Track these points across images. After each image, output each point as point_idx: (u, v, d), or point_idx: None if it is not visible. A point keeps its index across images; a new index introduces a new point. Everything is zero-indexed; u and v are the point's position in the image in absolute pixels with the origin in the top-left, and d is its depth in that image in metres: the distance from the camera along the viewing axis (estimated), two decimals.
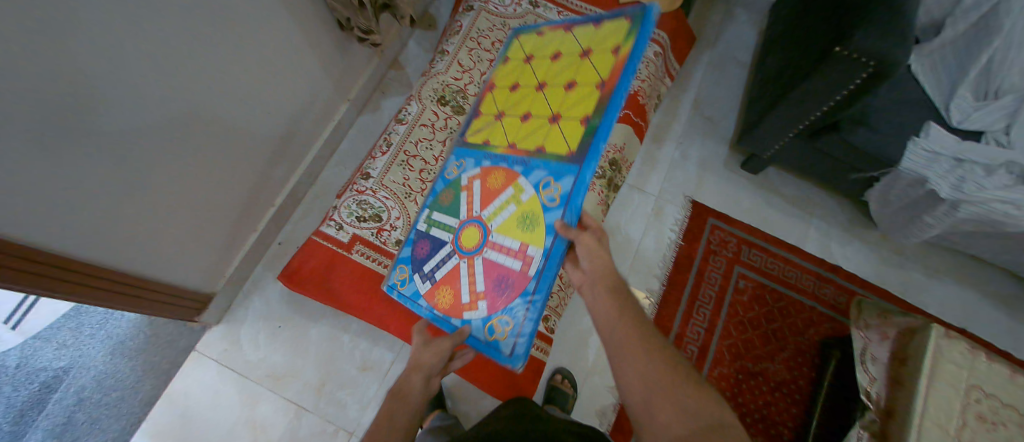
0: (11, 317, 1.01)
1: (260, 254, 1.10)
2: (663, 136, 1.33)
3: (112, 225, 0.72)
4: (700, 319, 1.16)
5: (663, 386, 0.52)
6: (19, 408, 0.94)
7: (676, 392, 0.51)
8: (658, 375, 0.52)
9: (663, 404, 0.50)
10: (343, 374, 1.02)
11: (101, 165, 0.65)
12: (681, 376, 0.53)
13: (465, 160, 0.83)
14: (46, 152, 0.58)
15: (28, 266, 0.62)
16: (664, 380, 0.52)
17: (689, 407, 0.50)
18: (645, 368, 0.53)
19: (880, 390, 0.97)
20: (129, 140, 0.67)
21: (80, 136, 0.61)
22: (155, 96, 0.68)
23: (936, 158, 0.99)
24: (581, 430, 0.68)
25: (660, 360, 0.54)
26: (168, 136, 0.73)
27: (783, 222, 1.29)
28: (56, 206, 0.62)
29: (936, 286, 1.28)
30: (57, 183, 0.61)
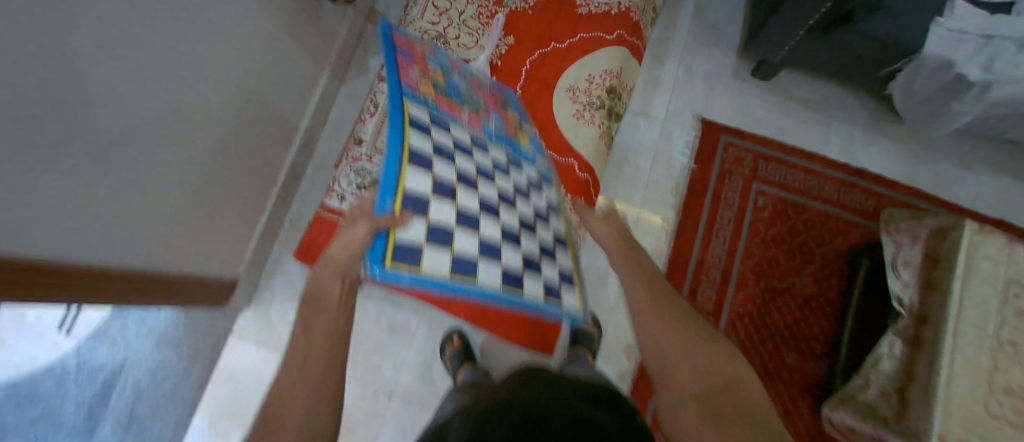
0: (63, 323, 1.04)
1: (274, 233, 1.12)
2: (664, 55, 1.24)
3: (129, 237, 0.72)
4: (721, 242, 1.14)
5: (679, 342, 0.48)
6: (88, 404, 1.02)
7: (688, 348, 0.48)
8: (673, 332, 0.49)
9: (680, 362, 0.47)
10: (374, 339, 1.06)
11: (107, 181, 0.64)
12: (698, 336, 0.49)
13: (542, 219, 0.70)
14: (56, 179, 0.57)
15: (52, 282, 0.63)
16: (679, 339, 0.49)
17: (705, 364, 0.46)
18: (661, 331, 0.50)
19: (912, 296, 0.95)
20: (128, 152, 0.65)
21: (83, 158, 0.59)
22: (146, 106, 0.65)
23: (962, 39, 0.89)
24: (592, 392, 0.66)
25: (678, 321, 0.51)
26: (164, 140, 0.71)
27: (801, 130, 1.21)
28: (73, 227, 0.62)
29: (970, 176, 1.21)
30: (69, 204, 0.60)
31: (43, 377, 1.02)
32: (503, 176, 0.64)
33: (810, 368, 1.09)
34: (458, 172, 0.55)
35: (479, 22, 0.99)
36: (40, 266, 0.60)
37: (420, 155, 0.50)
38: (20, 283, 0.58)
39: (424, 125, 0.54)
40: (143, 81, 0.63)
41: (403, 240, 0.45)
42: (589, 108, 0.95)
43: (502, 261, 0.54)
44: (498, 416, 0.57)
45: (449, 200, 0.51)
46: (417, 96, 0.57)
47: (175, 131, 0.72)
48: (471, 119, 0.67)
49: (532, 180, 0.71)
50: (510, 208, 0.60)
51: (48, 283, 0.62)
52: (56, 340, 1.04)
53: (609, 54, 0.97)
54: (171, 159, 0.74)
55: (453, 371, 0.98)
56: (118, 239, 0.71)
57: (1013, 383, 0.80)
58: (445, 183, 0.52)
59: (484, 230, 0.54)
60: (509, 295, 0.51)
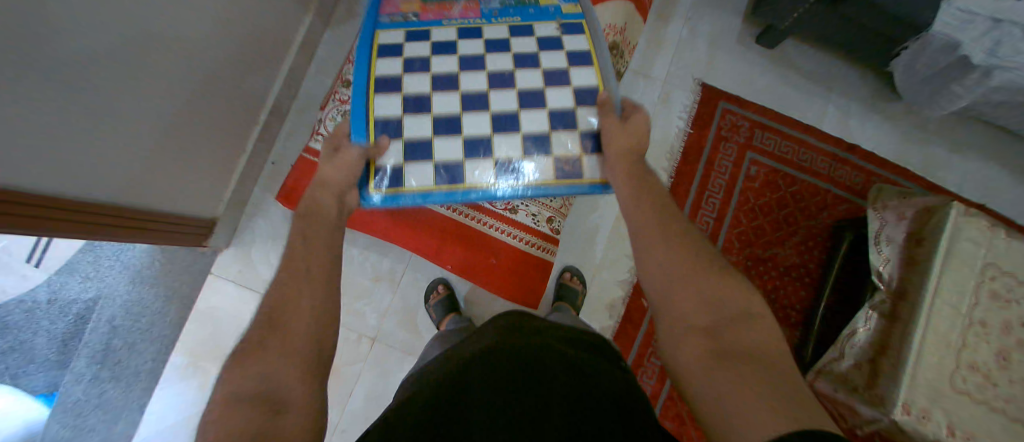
0: (32, 255, 1.02)
1: (256, 174, 1.09)
2: (669, 14, 1.21)
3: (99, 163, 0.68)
4: (710, 210, 1.14)
5: (687, 276, 0.50)
6: (61, 338, 1.00)
7: (693, 279, 0.50)
8: (681, 267, 0.51)
9: (686, 295, 0.49)
10: (358, 285, 1.04)
11: (78, 99, 0.60)
12: (703, 266, 0.51)
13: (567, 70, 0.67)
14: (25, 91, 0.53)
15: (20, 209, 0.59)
16: (686, 274, 0.51)
17: (712, 297, 0.49)
18: (665, 261, 0.52)
19: (892, 271, 0.96)
20: (99, 70, 0.62)
21: (52, 70, 0.55)
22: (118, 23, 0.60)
23: (971, 21, 0.88)
24: (576, 335, 0.67)
25: (685, 255, 0.52)
26: (140, 63, 0.67)
27: (799, 101, 1.20)
28: (42, 145, 0.59)
29: (960, 162, 1.22)
30: (37, 120, 0.57)
31: (14, 309, 1.00)
32: (500, 55, 0.67)
33: (785, 334, 1.11)
34: (432, 79, 0.64)
35: None
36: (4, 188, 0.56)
37: (390, 80, 0.63)
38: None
39: (396, 47, 0.66)
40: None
41: (387, 166, 0.60)
42: None
43: (494, 155, 0.61)
44: (478, 362, 0.56)
45: (424, 113, 0.62)
46: (396, 19, 0.69)
47: (156, 56, 0.69)
48: (466, 10, 0.71)
49: (544, 40, 0.68)
50: (503, 89, 0.64)
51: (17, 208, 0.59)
52: (27, 272, 1.02)
53: (613, 9, 0.93)
54: (150, 85, 0.70)
55: (437, 319, 0.98)
56: (93, 163, 0.68)
57: (977, 360, 0.84)
58: (419, 97, 0.63)
59: (468, 131, 0.62)
60: (503, 192, 0.61)
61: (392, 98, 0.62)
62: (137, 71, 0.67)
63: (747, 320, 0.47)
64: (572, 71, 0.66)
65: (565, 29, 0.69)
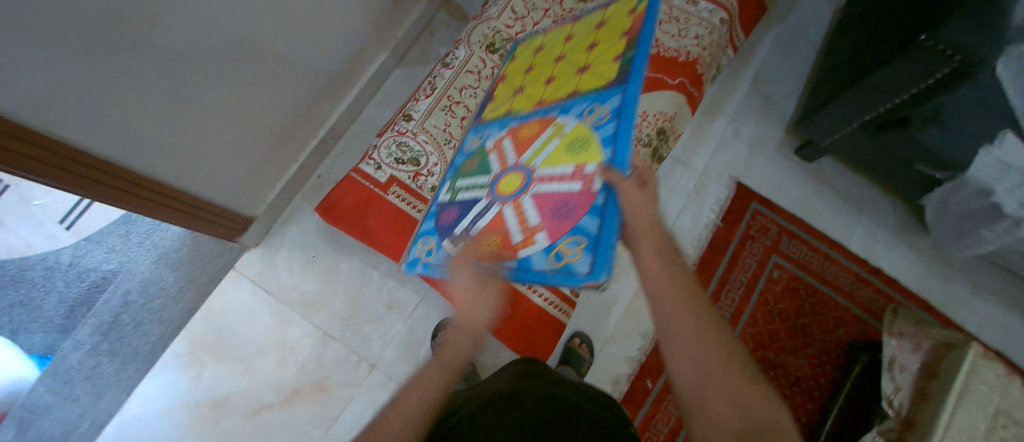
0: (67, 217, 1.06)
1: (301, 184, 1.14)
2: (715, 111, 1.28)
3: (157, 144, 0.72)
4: (728, 304, 1.14)
5: (718, 374, 0.43)
6: (71, 303, 1.02)
7: (725, 375, 0.43)
8: (714, 362, 0.43)
9: (717, 396, 0.42)
10: (370, 309, 1.06)
11: (150, 82, 0.64)
12: (736, 362, 0.44)
13: (488, 132, 0.77)
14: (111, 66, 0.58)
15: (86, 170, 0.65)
16: (717, 372, 0.43)
17: (744, 399, 0.41)
18: (693, 348, 0.45)
19: (903, 400, 0.94)
20: (182, 60, 0.67)
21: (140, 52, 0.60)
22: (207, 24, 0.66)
23: (1007, 172, 0.90)
24: (594, 395, 0.66)
25: (716, 348, 0.45)
26: (217, 61, 0.72)
27: (827, 215, 1.23)
28: (112, 120, 0.63)
29: (980, 305, 1.21)
30: (114, 95, 0.61)
31: (34, 265, 1.02)
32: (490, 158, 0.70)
33: None
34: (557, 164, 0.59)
35: None
36: (74, 148, 0.61)
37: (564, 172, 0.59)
38: (54, 162, 0.60)
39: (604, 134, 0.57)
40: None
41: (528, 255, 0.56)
42: (636, 143, 0.96)
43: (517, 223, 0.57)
44: (510, 401, 0.56)
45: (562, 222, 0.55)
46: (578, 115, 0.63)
47: (233, 59, 0.75)
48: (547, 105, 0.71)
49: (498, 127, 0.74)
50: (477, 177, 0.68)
51: (82, 168, 0.64)
52: (57, 232, 1.05)
53: (665, 98, 1.00)
54: (224, 77, 0.75)
55: (440, 359, 0.98)
56: (158, 143, 0.72)
57: None
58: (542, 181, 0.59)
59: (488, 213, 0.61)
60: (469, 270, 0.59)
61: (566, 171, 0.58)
62: (214, 64, 0.72)
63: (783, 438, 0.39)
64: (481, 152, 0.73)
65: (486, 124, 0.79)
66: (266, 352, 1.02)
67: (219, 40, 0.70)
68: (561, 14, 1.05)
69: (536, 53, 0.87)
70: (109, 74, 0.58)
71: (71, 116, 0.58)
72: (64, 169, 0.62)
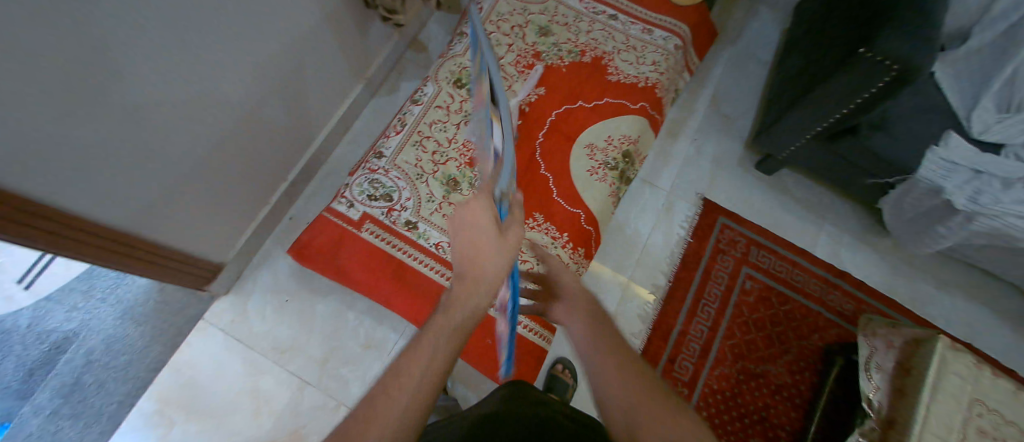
0: (25, 277, 1.03)
1: (272, 227, 1.13)
2: (678, 131, 1.33)
3: (116, 201, 0.71)
4: (704, 318, 1.16)
5: (644, 412, 0.40)
6: (29, 366, 0.97)
7: (651, 408, 0.41)
8: (637, 400, 0.41)
9: (650, 435, 0.39)
10: (347, 350, 1.05)
11: (106, 140, 0.63)
12: (660, 396, 0.42)
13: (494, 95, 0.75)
14: (63, 128, 0.57)
15: (60, 230, 0.64)
16: (644, 411, 0.40)
17: (676, 436, 0.38)
18: (622, 386, 0.43)
19: (882, 398, 0.96)
20: (139, 115, 0.66)
21: (94, 110, 0.59)
22: (165, 77, 0.67)
23: (954, 169, 0.98)
24: (578, 416, 0.65)
25: (641, 386, 0.43)
26: (179, 113, 0.72)
27: (792, 225, 1.28)
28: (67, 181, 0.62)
29: (944, 299, 1.26)
30: (69, 157, 0.60)
31: None
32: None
33: None
34: None
35: (517, 69, 1.06)
36: (46, 212, 0.60)
37: None
38: (29, 224, 0.59)
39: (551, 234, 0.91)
40: (171, 55, 0.66)
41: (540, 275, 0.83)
42: (603, 167, 0.99)
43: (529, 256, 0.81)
44: (476, 436, 0.53)
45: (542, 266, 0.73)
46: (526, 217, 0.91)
47: (197, 110, 0.75)
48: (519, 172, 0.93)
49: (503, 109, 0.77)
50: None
51: (56, 230, 0.63)
52: (14, 292, 1.02)
53: (629, 122, 1.04)
54: (188, 126, 0.75)
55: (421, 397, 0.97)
56: (119, 199, 0.71)
57: None
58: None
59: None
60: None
61: None
62: (175, 117, 0.72)
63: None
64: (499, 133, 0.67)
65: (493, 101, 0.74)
66: (240, 403, 0.99)
67: (179, 93, 0.70)
68: (524, 48, 1.08)
69: None
70: (68, 133, 0.58)
71: (30, 180, 0.57)
72: (27, 226, 0.59)
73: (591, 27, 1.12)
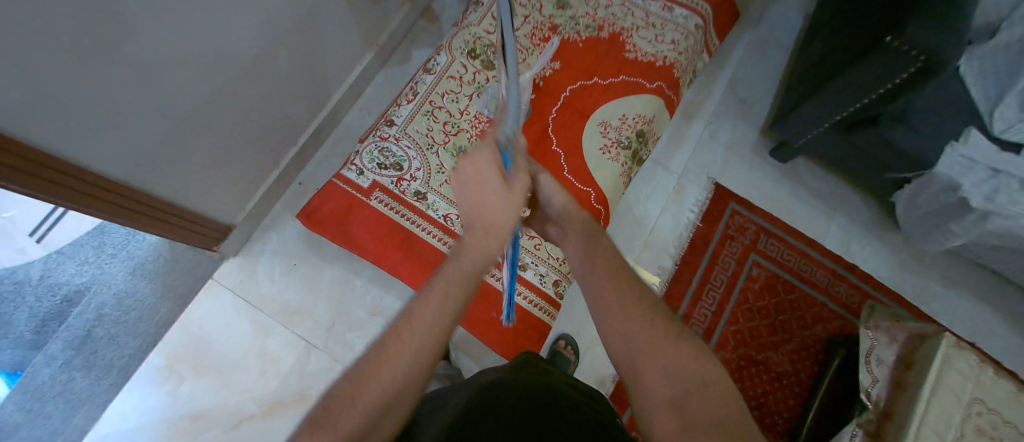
0: (35, 230, 1.04)
1: (281, 191, 1.13)
2: (693, 114, 1.31)
3: (130, 158, 0.71)
4: (709, 302, 1.16)
5: (644, 342, 0.43)
6: (42, 317, 0.99)
7: (652, 341, 0.43)
8: (638, 332, 0.44)
9: (649, 365, 0.42)
10: (354, 317, 1.06)
11: (121, 96, 0.63)
12: (661, 328, 0.44)
13: None
14: (80, 81, 0.56)
15: (59, 179, 0.62)
16: (645, 338, 0.43)
17: (674, 365, 0.41)
18: (624, 320, 0.45)
19: (881, 391, 0.96)
20: (153, 73, 0.65)
21: (110, 65, 0.59)
22: (181, 36, 0.66)
23: (972, 166, 0.95)
24: (580, 388, 0.65)
25: (642, 318, 0.45)
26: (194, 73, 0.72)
27: (803, 214, 1.27)
28: (81, 135, 0.62)
29: (950, 297, 1.26)
30: (84, 110, 0.59)
31: (3, 280, 0.99)
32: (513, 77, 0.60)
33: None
34: None
35: (533, 42, 1.04)
36: (47, 157, 0.59)
37: None
38: (30, 168, 0.57)
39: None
40: (187, 15, 0.65)
41: None
42: (616, 145, 0.98)
43: None
44: (484, 402, 0.53)
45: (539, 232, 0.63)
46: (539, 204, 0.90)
47: (210, 72, 0.75)
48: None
49: None
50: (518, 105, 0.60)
51: (56, 178, 0.62)
52: (25, 245, 1.03)
53: (644, 101, 1.02)
54: (205, 85, 0.75)
55: None
56: (133, 155, 0.71)
57: None
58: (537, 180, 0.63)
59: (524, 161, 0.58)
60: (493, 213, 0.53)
61: None
62: (189, 78, 0.72)
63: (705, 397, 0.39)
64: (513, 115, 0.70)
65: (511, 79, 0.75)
66: (247, 363, 1.00)
67: (194, 54, 0.70)
68: (541, 20, 1.06)
69: None
70: (88, 83, 0.57)
71: (47, 126, 0.57)
72: (33, 176, 0.59)
73: (611, 2, 1.09)
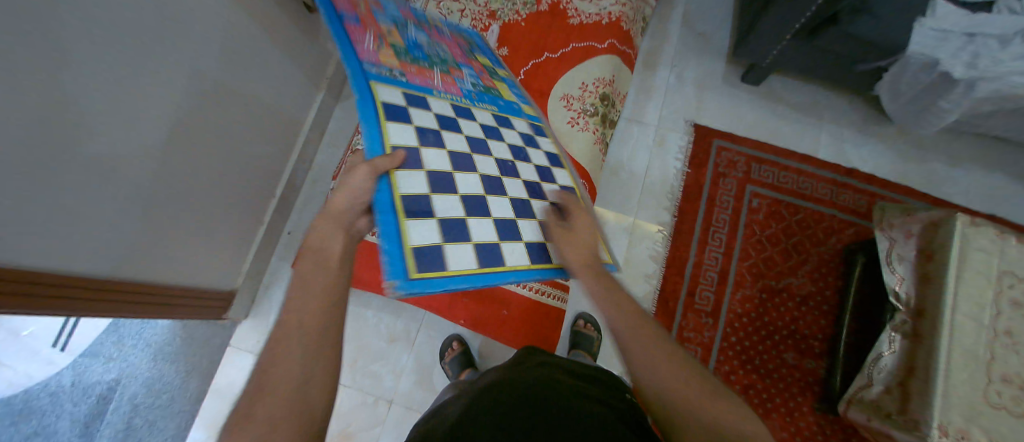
0: (57, 339, 1.04)
1: (274, 245, 1.14)
2: (655, 61, 1.28)
3: (118, 254, 0.72)
4: (717, 245, 1.15)
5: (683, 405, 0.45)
6: (84, 419, 1.01)
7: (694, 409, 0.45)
8: (676, 391, 0.46)
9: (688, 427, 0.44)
10: (373, 347, 1.07)
11: (95, 198, 0.64)
12: (698, 390, 0.46)
13: (523, 102, 0.81)
14: (44, 196, 0.57)
15: (60, 292, 0.64)
16: (682, 399, 0.45)
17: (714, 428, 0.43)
18: (663, 380, 0.46)
19: (909, 289, 0.92)
20: (122, 169, 0.66)
21: (76, 175, 0.60)
22: (138, 129, 0.66)
23: (945, 38, 0.91)
24: (587, 371, 0.66)
25: (679, 374, 0.47)
26: (160, 158, 0.72)
27: (791, 132, 1.24)
28: (67, 245, 0.63)
29: (960, 175, 1.22)
30: (61, 221, 0.61)
31: (37, 395, 1.01)
32: (535, 151, 0.71)
33: (810, 366, 1.08)
34: (450, 157, 0.60)
35: (474, 34, 1.01)
36: (48, 279, 0.62)
37: (425, 130, 0.61)
38: (21, 293, 0.59)
39: (399, 108, 0.61)
40: (138, 109, 0.65)
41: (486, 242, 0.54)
42: (583, 115, 0.97)
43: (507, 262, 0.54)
44: (485, 410, 0.52)
45: (427, 217, 0.52)
46: (382, 72, 0.64)
47: (178, 151, 0.75)
48: (447, 82, 0.72)
49: (526, 136, 0.73)
50: (523, 162, 0.67)
51: (61, 294, 0.65)
52: (52, 356, 1.04)
53: (600, 63, 1.00)
54: (174, 168, 0.76)
55: (454, 376, 0.99)
56: (128, 250, 0.73)
57: (1010, 372, 0.80)
58: (474, 200, 0.58)
59: (496, 213, 0.58)
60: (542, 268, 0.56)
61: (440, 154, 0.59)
62: (158, 164, 0.72)
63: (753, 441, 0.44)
64: (555, 171, 0.71)
65: (534, 129, 0.76)
66: None
67: (157, 141, 0.71)
68: (477, 10, 1.02)
69: (483, 74, 0.82)
70: (56, 194, 0.59)
71: (28, 244, 0.58)
72: (35, 297, 0.61)
73: None
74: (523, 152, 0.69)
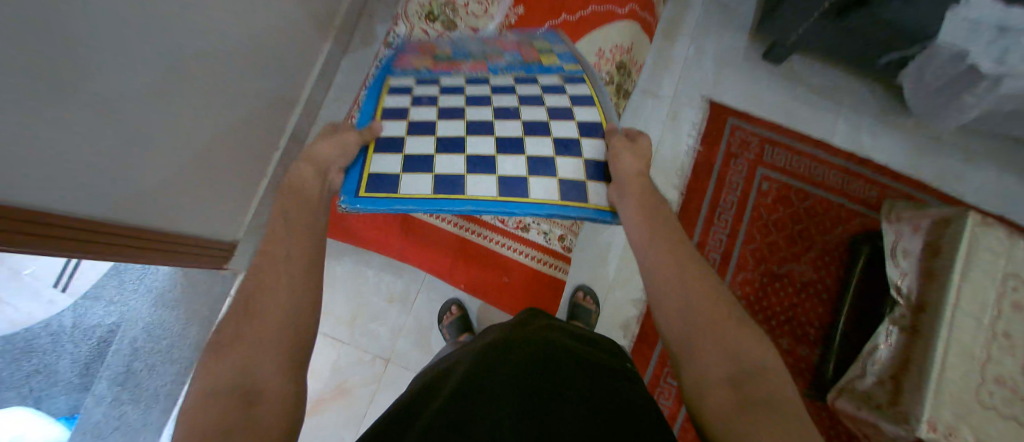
0: (57, 280, 1.03)
1: (276, 199, 1.14)
2: (674, 33, 1.24)
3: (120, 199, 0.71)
4: (722, 226, 1.14)
5: (704, 323, 0.47)
6: (85, 361, 1.03)
7: (716, 327, 0.46)
8: (698, 312, 0.47)
9: (707, 345, 0.45)
10: (372, 306, 1.07)
11: (97, 138, 0.62)
12: (722, 312, 0.48)
13: (563, 60, 0.73)
14: (47, 132, 0.56)
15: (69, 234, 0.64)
16: (704, 319, 0.47)
17: (734, 348, 0.45)
18: (685, 302, 0.48)
19: (910, 284, 0.94)
20: (126, 110, 0.65)
21: (78, 112, 0.58)
22: (142, 71, 0.64)
23: (977, 30, 0.87)
24: (586, 334, 0.66)
25: (704, 298, 0.48)
26: (165, 102, 0.70)
27: (808, 116, 1.21)
28: (69, 184, 0.62)
29: (973, 172, 1.20)
30: (62, 159, 0.59)
31: (37, 334, 1.02)
32: (557, 95, 0.65)
33: (804, 353, 1.09)
34: (438, 111, 0.62)
35: None
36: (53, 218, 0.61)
37: (424, 98, 0.64)
38: (28, 231, 0.58)
39: (407, 87, 0.65)
40: (143, 49, 0.63)
41: (446, 174, 0.56)
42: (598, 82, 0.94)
43: (466, 191, 0.54)
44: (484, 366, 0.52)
45: (394, 152, 0.57)
46: (407, 70, 0.70)
47: (183, 98, 0.73)
48: (474, 67, 0.72)
49: (549, 86, 0.67)
50: (533, 106, 0.63)
51: (68, 236, 0.64)
52: (52, 297, 1.03)
53: (619, 29, 0.96)
54: (180, 116, 0.74)
55: (451, 338, 0.99)
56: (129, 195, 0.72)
57: (1005, 374, 0.80)
58: (451, 139, 0.59)
59: (472, 149, 0.58)
60: (509, 201, 0.54)
61: (429, 109, 0.62)
62: (163, 109, 0.70)
63: (774, 367, 0.44)
64: (576, 109, 0.64)
65: (566, 79, 0.68)
66: None
67: (162, 85, 0.68)
68: None
69: (529, 49, 0.76)
70: (59, 130, 0.57)
71: (31, 180, 0.57)
72: (45, 236, 0.61)
73: None
74: (536, 98, 0.65)
